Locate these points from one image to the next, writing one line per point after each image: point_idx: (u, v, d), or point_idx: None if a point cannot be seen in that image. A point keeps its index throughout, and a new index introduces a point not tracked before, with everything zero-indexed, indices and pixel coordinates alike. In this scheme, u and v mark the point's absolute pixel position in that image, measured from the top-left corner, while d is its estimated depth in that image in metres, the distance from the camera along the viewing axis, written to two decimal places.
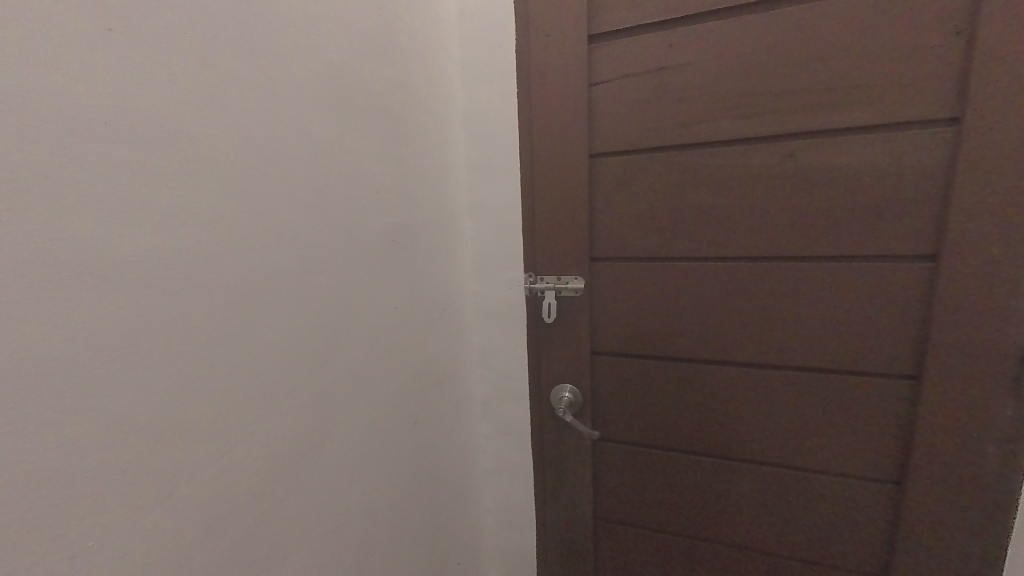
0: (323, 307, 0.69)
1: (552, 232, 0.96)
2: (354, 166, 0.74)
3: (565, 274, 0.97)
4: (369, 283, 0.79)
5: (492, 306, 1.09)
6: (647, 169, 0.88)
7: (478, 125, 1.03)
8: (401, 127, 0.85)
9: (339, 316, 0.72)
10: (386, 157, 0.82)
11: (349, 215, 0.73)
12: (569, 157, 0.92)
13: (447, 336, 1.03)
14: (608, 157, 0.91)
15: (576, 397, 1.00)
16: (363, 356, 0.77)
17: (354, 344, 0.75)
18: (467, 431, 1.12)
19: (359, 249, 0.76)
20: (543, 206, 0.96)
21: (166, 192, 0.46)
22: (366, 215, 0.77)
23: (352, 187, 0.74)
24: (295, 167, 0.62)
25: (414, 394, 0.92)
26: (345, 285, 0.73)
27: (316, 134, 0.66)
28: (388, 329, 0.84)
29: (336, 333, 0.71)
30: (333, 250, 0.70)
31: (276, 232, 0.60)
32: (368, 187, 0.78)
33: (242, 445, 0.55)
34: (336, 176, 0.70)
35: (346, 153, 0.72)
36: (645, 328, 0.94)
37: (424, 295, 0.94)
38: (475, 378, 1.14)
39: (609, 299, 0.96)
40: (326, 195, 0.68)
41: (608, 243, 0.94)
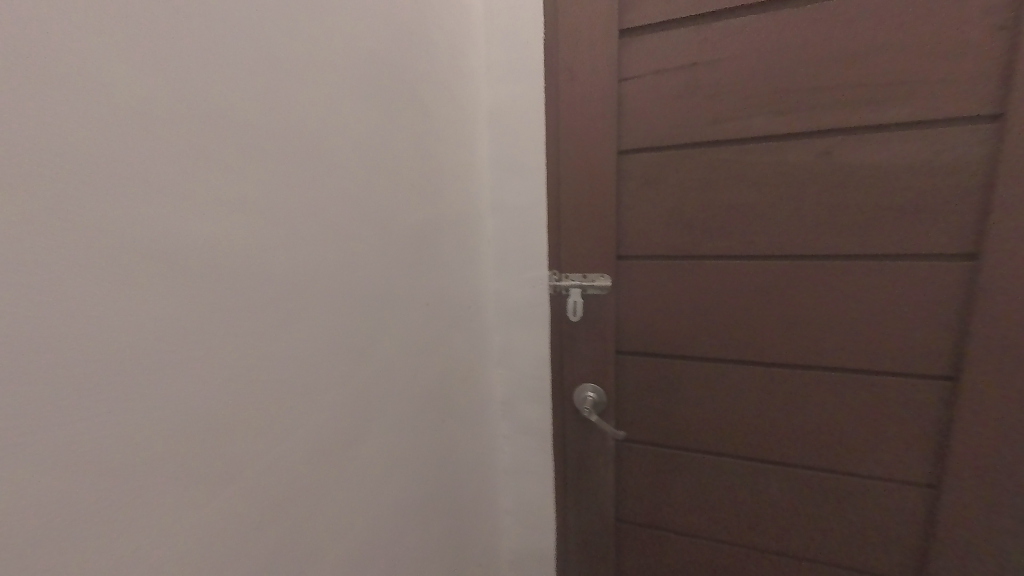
0: (352, 302, 0.68)
1: (579, 229, 0.95)
2: (382, 162, 0.73)
3: (592, 272, 0.96)
4: (395, 281, 0.78)
5: (515, 304, 1.08)
6: (676, 168, 0.87)
7: (503, 123, 1.02)
8: (430, 124, 0.85)
9: (366, 313, 0.71)
10: (416, 154, 0.82)
11: (377, 211, 0.73)
12: (596, 154, 0.91)
13: (470, 336, 1.01)
14: (636, 154, 0.90)
15: (601, 396, 0.99)
16: (391, 353, 0.77)
17: (382, 340, 0.75)
18: (487, 431, 1.11)
19: (386, 245, 0.75)
20: (569, 203, 0.95)
21: (204, 177, 0.46)
22: (394, 212, 0.77)
23: (385, 183, 0.74)
24: (325, 159, 0.62)
25: (439, 395, 0.91)
26: (372, 282, 0.72)
27: (345, 127, 0.65)
28: (415, 328, 0.83)
29: (363, 329, 0.70)
30: (360, 245, 0.69)
31: (306, 225, 0.59)
32: (397, 183, 0.77)
33: (269, 443, 0.54)
34: (364, 170, 0.69)
35: (375, 147, 0.72)
36: (672, 326, 0.93)
37: (450, 294, 0.93)
38: (496, 378, 1.13)
39: (636, 297, 0.94)
40: (354, 189, 0.67)
41: (635, 241, 0.93)
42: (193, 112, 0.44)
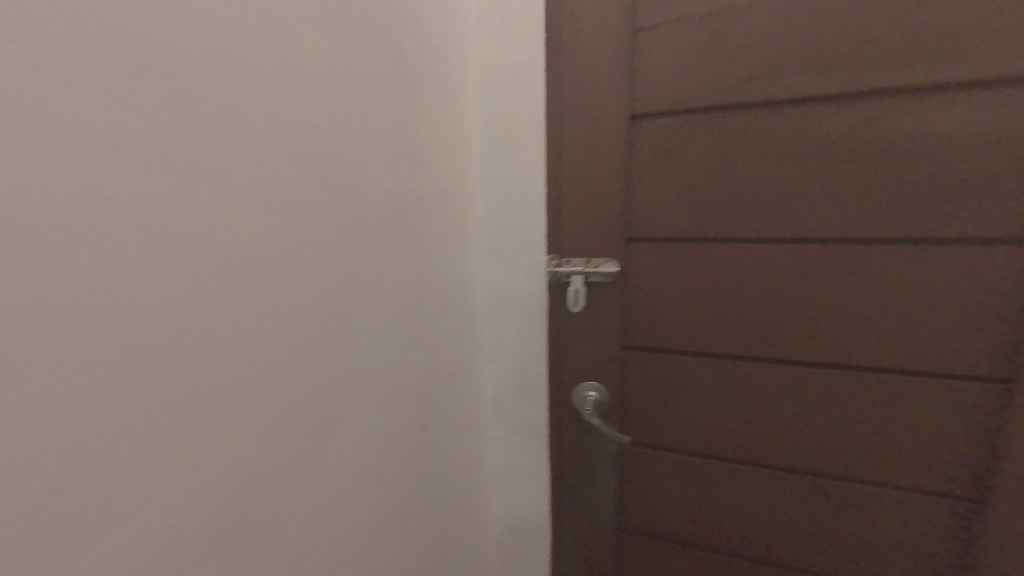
0: (312, 286, 0.56)
1: (582, 208, 0.84)
2: (350, 119, 0.61)
3: (597, 257, 0.84)
4: (369, 263, 0.66)
5: (508, 293, 0.96)
6: (693, 137, 0.76)
7: (496, 84, 0.88)
8: (410, 81, 0.72)
9: (332, 299, 0.59)
10: (394, 112, 0.69)
11: (345, 178, 0.60)
12: (604, 121, 0.80)
13: (456, 328, 0.90)
14: (650, 121, 0.78)
15: (603, 396, 0.88)
16: (364, 349, 0.65)
17: (353, 333, 0.63)
18: (476, 433, 1.00)
19: (357, 220, 0.63)
20: (572, 177, 0.84)
21: (67, 97, 0.33)
22: (368, 182, 0.65)
23: (354, 146, 0.62)
24: (274, 108, 0.49)
25: (421, 396, 0.80)
26: (338, 264, 0.60)
27: (300, 70, 0.53)
28: (393, 319, 0.71)
29: (327, 319, 0.58)
30: (324, 218, 0.57)
31: (248, 190, 0.47)
32: (370, 146, 0.65)
33: (202, 458, 0.44)
34: (325, 127, 0.57)
35: (342, 100, 0.59)
36: (684, 318, 0.82)
37: (433, 280, 0.82)
38: (486, 374, 1.02)
39: (646, 285, 0.84)
40: (314, 147, 0.55)
41: (646, 222, 0.81)
42: (79, 28, 0.34)
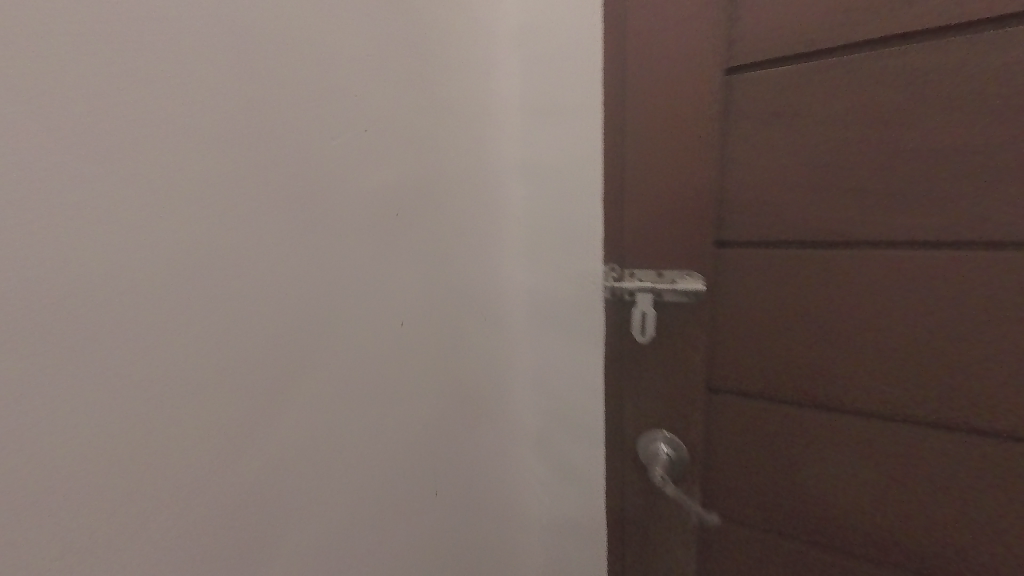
0: (235, 334, 0.43)
1: (646, 202, 0.61)
2: (305, 111, 0.47)
3: (673, 269, 0.61)
4: (340, 289, 0.52)
5: (550, 309, 0.75)
6: (822, 94, 0.52)
7: (533, 41, 0.69)
8: (412, 50, 0.58)
9: (271, 347, 0.46)
10: (387, 92, 0.55)
11: (289, 188, 0.46)
12: (689, 72, 0.56)
13: (477, 353, 0.72)
14: (756, 71, 0.55)
15: (681, 454, 0.65)
16: (335, 395, 0.52)
17: (319, 377, 0.50)
18: (508, 479, 0.81)
19: (320, 237, 0.49)
20: (640, 155, 0.61)
21: None
22: (337, 186, 0.50)
23: (309, 142, 0.48)
24: (152, 105, 0.37)
25: (426, 442, 0.64)
26: (283, 297, 0.47)
27: (207, 52, 0.40)
28: (383, 353, 0.57)
29: (264, 372, 0.45)
30: (251, 243, 0.44)
31: (125, 206, 0.36)
32: (336, 143, 0.50)
33: (70, 543, 0.34)
34: (251, 125, 0.43)
35: (284, 88, 0.45)
36: (801, 354, 0.58)
37: (449, 293, 0.66)
38: (523, 410, 0.81)
39: (745, 305, 0.59)
40: (225, 154, 0.41)
41: (748, 215, 0.57)
42: None
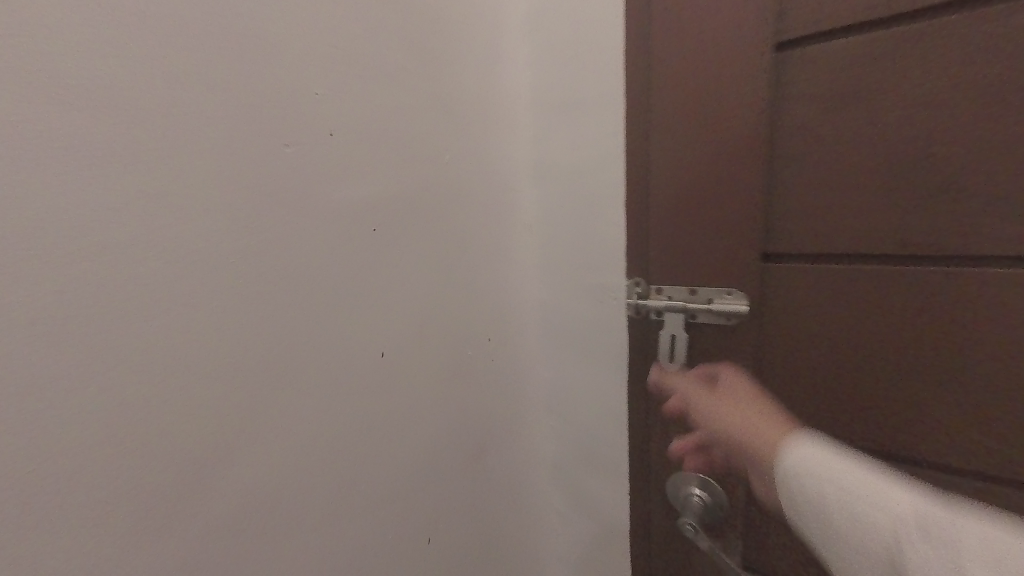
0: (160, 386, 0.36)
1: (673, 207, 0.52)
2: (253, 112, 0.39)
3: (708, 286, 0.51)
4: (302, 322, 0.43)
5: (569, 329, 0.66)
6: (907, 68, 0.41)
7: (548, 26, 0.61)
8: (401, 39, 0.49)
9: (210, 396, 0.38)
10: (371, 90, 0.47)
11: (228, 207, 0.38)
12: (732, 50, 0.46)
13: (482, 389, 0.62)
14: (822, 42, 0.44)
15: (715, 504, 0.54)
16: (299, 443, 0.44)
17: (276, 426, 0.43)
18: (525, 518, 0.71)
19: (275, 262, 0.41)
20: (673, 151, 0.51)
21: None
22: (293, 201, 0.42)
23: (263, 148, 0.40)
24: (42, 119, 0.30)
25: (419, 491, 0.55)
26: (227, 336, 0.39)
27: (120, 51, 0.33)
28: (360, 394, 0.48)
29: (202, 426, 0.38)
30: (179, 276, 0.36)
31: (23, 223, 0.30)
32: (291, 151, 0.42)
33: None
34: (174, 133, 0.35)
35: (221, 86, 0.37)
36: (874, 398, 0.45)
37: (455, 315, 0.57)
38: (541, 441, 0.72)
39: (805, 332, 0.48)
40: (138, 173, 0.34)
41: (809, 222, 0.46)
42: None
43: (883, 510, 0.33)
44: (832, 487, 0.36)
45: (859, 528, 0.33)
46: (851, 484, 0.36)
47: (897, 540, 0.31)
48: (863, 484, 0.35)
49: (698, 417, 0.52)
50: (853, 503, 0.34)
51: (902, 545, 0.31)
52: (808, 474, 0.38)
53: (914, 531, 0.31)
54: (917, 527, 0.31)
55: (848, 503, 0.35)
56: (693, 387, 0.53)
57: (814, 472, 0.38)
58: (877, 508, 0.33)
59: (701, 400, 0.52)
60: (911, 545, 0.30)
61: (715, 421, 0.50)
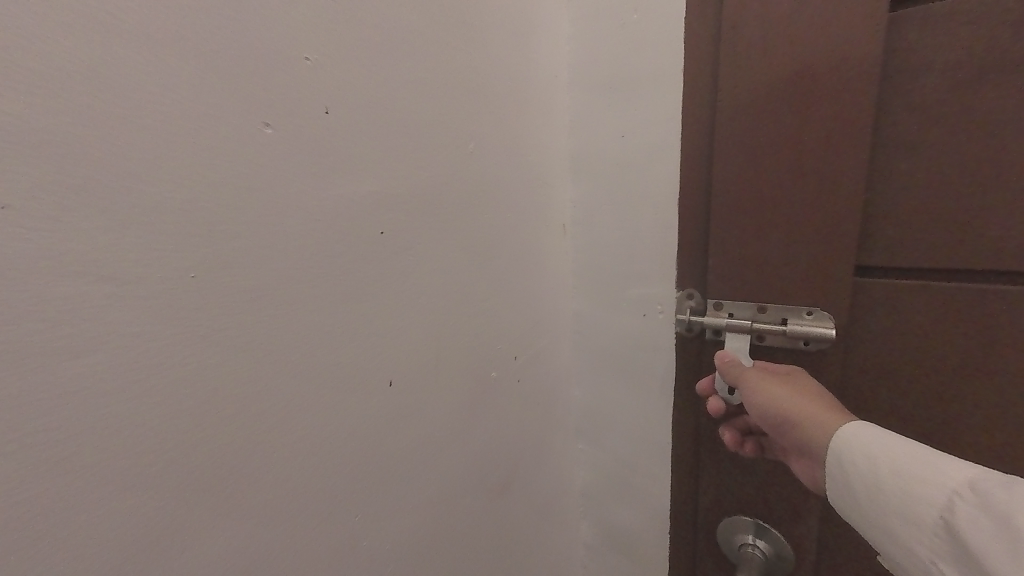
0: (89, 450, 0.26)
1: (745, 206, 0.42)
2: (218, 80, 0.29)
3: (782, 303, 0.42)
4: (283, 356, 0.34)
5: (608, 344, 0.58)
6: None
7: None
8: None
9: (172, 452, 0.30)
10: (368, 59, 0.37)
11: (185, 205, 0.29)
12: (843, 7, 0.36)
13: (505, 414, 0.54)
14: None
15: (778, 554, 0.46)
16: (290, 499, 0.36)
17: (257, 482, 0.34)
18: (555, 553, 0.64)
19: (246, 279, 0.32)
20: (756, 136, 0.41)
21: None
22: (276, 199, 0.33)
23: (249, 126, 0.31)
24: None
25: (434, 539, 0.47)
26: (191, 373, 0.30)
27: None
28: (359, 436, 0.40)
29: (163, 493, 0.29)
30: (114, 300, 0.27)
31: None
32: (272, 132, 0.32)
33: None
34: (106, 104, 0.25)
35: (166, 41, 0.27)
36: (987, 443, 0.37)
37: (482, 327, 0.50)
38: (573, 466, 0.65)
39: (907, 362, 0.39)
40: (43, 159, 0.24)
41: (926, 228, 0.37)
42: None
43: (937, 481, 0.29)
44: (879, 460, 0.32)
45: (915, 505, 0.30)
46: (900, 455, 0.31)
47: (955, 514, 0.28)
48: (909, 454, 0.31)
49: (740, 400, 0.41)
50: (904, 478, 0.31)
51: (961, 522, 0.27)
52: (850, 446, 0.34)
53: (970, 502, 0.27)
54: (973, 499, 0.27)
55: (902, 478, 0.31)
56: (733, 372, 0.42)
57: (862, 448, 0.33)
58: (928, 482, 0.29)
59: (742, 376, 0.41)
60: (969, 519, 0.27)
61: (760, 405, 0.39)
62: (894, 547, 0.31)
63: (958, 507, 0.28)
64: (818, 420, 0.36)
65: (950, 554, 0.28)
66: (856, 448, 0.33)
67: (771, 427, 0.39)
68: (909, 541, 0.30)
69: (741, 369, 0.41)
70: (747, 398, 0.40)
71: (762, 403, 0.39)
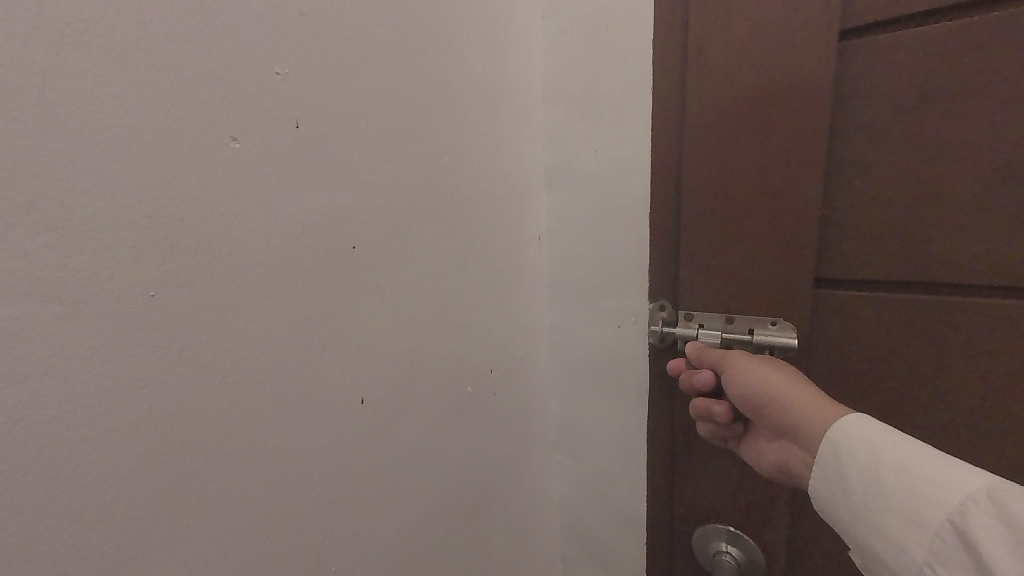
0: (30, 482, 0.25)
1: (712, 222, 0.44)
2: (183, 93, 0.29)
3: (749, 314, 0.43)
4: (250, 375, 0.33)
5: (584, 355, 0.59)
6: (1003, 60, 0.34)
7: (566, 15, 0.53)
8: (386, 10, 0.40)
9: (127, 481, 0.28)
10: (341, 75, 0.37)
11: (144, 221, 0.28)
12: (796, 38, 0.38)
13: (481, 428, 0.53)
14: (897, 34, 0.37)
15: (748, 559, 0.47)
16: (257, 527, 0.34)
17: (223, 510, 0.32)
18: (532, 567, 0.63)
19: (209, 297, 0.31)
20: (720, 155, 0.42)
21: None
22: (243, 214, 0.32)
23: (215, 140, 0.30)
24: None
25: (409, 559, 0.46)
26: (147, 397, 0.28)
27: None
28: (329, 455, 0.39)
29: (117, 523, 0.28)
30: (66, 322, 0.25)
31: None
32: (239, 146, 0.31)
33: None
34: (57, 115, 0.24)
35: (128, 53, 0.26)
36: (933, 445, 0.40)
37: (458, 340, 0.49)
38: (550, 478, 0.65)
39: (862, 370, 0.41)
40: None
41: (875, 244, 0.40)
42: None
43: (948, 485, 0.30)
44: (884, 459, 0.33)
45: (923, 508, 0.31)
46: (908, 458, 0.32)
47: (968, 519, 0.29)
48: (917, 456, 0.32)
49: (723, 378, 0.43)
50: (913, 480, 0.32)
51: (976, 528, 0.28)
52: (856, 446, 0.34)
53: (987, 510, 0.28)
54: (992, 507, 0.28)
55: (908, 480, 0.32)
56: (716, 353, 0.44)
57: (854, 438, 0.35)
58: (939, 485, 0.30)
59: (727, 356, 0.43)
60: (984, 525, 0.28)
61: (747, 384, 0.41)
62: (884, 547, 0.32)
63: (972, 512, 0.29)
64: (810, 411, 0.38)
65: (947, 555, 0.29)
66: (844, 434, 0.35)
67: (756, 410, 0.41)
68: (907, 542, 0.31)
69: (725, 351, 0.43)
70: (734, 377, 0.42)
71: (750, 382, 0.41)
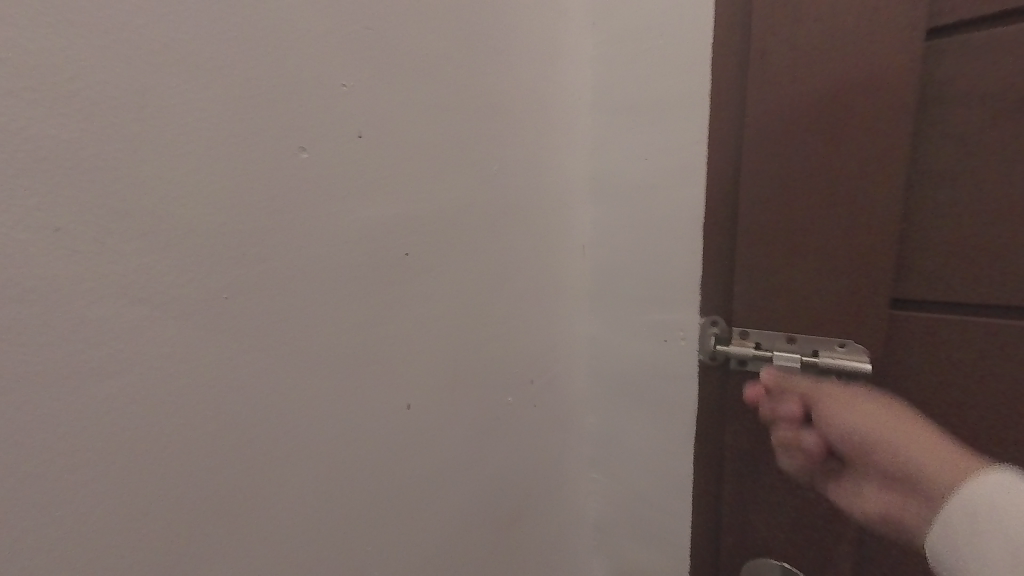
0: (114, 469, 0.27)
1: (776, 234, 0.41)
2: (260, 108, 0.30)
3: (814, 334, 0.40)
4: (305, 378, 0.34)
5: (627, 370, 0.57)
6: None
7: (619, 22, 0.52)
8: (441, 23, 0.40)
9: (194, 474, 0.29)
10: (400, 87, 0.38)
11: (219, 228, 0.29)
12: (876, 40, 0.36)
13: (519, 439, 0.53)
14: (996, 31, 0.33)
15: None
16: (304, 527, 0.35)
17: (275, 507, 0.33)
18: None
19: (272, 301, 0.32)
20: (787, 163, 0.40)
21: None
22: (304, 222, 0.33)
23: (285, 152, 0.32)
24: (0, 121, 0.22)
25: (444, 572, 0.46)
26: (215, 396, 0.30)
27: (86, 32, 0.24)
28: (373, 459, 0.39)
29: (183, 514, 0.29)
30: (150, 322, 0.27)
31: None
32: (305, 157, 0.33)
33: None
34: (154, 131, 0.26)
35: (214, 73, 0.28)
36: None
37: (500, 349, 0.49)
38: (586, 495, 0.62)
39: (947, 401, 0.37)
40: (100, 186, 0.25)
41: (966, 262, 0.36)
42: None
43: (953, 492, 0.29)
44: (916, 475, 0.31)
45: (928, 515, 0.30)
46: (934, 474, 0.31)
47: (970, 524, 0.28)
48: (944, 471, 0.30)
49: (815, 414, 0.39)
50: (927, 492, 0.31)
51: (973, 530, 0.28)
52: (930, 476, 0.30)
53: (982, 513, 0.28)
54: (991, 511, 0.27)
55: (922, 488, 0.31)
56: (805, 382, 0.40)
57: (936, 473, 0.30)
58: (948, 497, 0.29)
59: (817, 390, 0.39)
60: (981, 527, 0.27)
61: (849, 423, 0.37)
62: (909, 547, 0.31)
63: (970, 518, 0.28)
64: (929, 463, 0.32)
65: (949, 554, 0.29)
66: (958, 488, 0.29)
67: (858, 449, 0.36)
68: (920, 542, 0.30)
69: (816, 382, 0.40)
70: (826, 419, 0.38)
71: (854, 418, 0.36)
